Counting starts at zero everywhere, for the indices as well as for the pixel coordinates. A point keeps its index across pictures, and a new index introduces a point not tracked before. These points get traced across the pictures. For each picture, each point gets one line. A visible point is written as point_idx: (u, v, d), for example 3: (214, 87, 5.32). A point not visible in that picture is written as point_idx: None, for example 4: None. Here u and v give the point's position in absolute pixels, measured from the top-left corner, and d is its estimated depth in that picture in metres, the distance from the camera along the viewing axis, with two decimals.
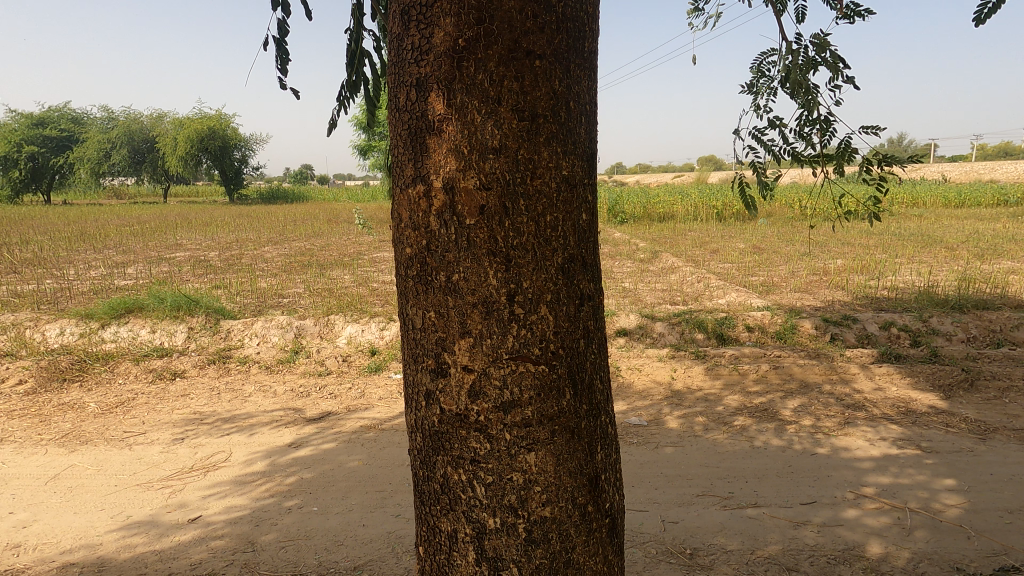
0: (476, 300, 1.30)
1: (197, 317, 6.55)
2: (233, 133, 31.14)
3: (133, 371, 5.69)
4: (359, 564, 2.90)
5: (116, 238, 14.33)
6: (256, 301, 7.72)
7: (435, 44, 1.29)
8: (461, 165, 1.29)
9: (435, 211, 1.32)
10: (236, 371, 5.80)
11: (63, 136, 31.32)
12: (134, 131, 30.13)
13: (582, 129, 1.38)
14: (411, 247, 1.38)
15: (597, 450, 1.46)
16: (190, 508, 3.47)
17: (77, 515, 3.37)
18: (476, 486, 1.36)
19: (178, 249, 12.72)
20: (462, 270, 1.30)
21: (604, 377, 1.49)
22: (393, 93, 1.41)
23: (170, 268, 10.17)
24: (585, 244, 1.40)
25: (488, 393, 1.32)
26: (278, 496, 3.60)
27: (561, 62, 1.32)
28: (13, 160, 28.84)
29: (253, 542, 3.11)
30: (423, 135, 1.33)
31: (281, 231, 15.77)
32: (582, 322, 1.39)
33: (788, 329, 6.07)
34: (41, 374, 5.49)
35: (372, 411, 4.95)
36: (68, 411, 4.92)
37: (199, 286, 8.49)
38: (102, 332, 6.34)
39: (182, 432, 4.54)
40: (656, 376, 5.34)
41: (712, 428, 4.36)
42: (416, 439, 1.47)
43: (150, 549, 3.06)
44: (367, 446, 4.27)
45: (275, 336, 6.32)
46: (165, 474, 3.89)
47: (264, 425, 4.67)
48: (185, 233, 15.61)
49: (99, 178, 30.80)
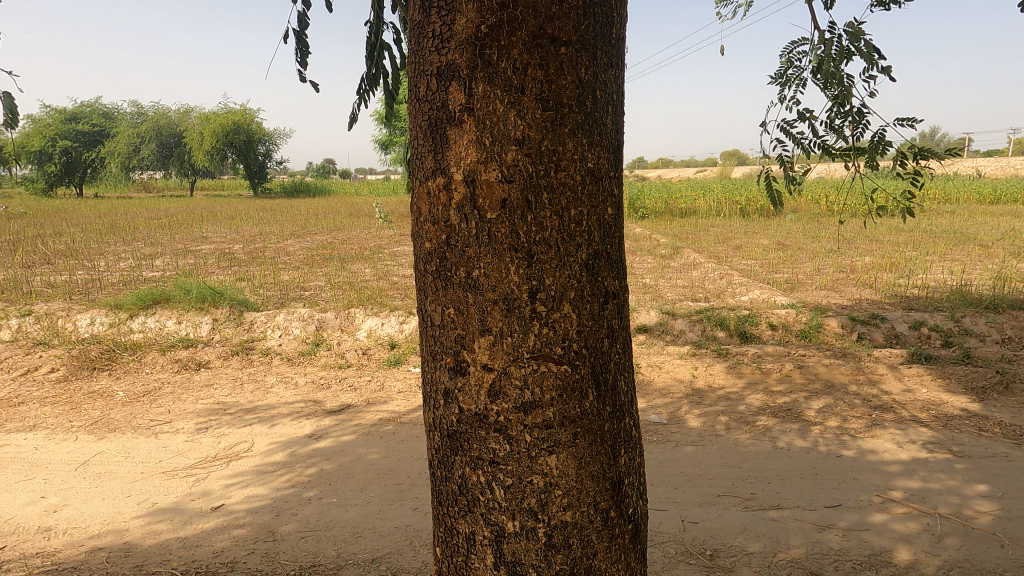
0: (496, 297, 1.26)
1: (221, 308, 6.65)
2: (258, 128, 31.61)
3: (160, 361, 5.81)
4: (378, 556, 2.91)
5: (147, 230, 14.72)
6: (277, 294, 7.80)
7: (456, 31, 1.25)
8: (483, 157, 1.24)
9: (455, 205, 1.28)
10: (258, 362, 5.87)
11: (94, 130, 31.93)
12: (162, 125, 30.84)
13: (608, 120, 1.33)
14: (431, 241, 1.34)
15: (620, 453, 1.41)
16: (213, 496, 3.51)
17: (106, 500, 3.44)
18: (495, 488, 1.32)
19: (204, 242, 12.98)
20: (482, 266, 1.26)
21: (628, 378, 1.44)
22: (412, 83, 1.37)
23: (196, 261, 10.35)
24: (611, 239, 1.34)
25: (508, 393, 1.28)
26: (298, 487, 3.63)
27: (587, 49, 1.26)
28: (48, 153, 29.90)
29: (274, 531, 3.14)
30: (444, 126, 1.28)
31: (304, 225, 15.98)
32: (606, 320, 1.34)
33: (813, 327, 5.92)
34: (73, 363, 5.63)
35: (390, 404, 4.96)
36: (97, 399, 5.03)
37: (224, 279, 8.61)
38: (130, 322, 6.48)
39: (206, 421, 4.61)
40: (676, 373, 5.25)
41: (734, 428, 4.26)
42: (434, 438, 1.43)
43: (175, 536, 3.11)
44: (386, 439, 4.28)
45: (297, 328, 6.39)
46: (189, 463, 3.94)
47: (285, 417, 4.71)
48: (212, 225, 15.93)
49: (128, 172, 31.55)
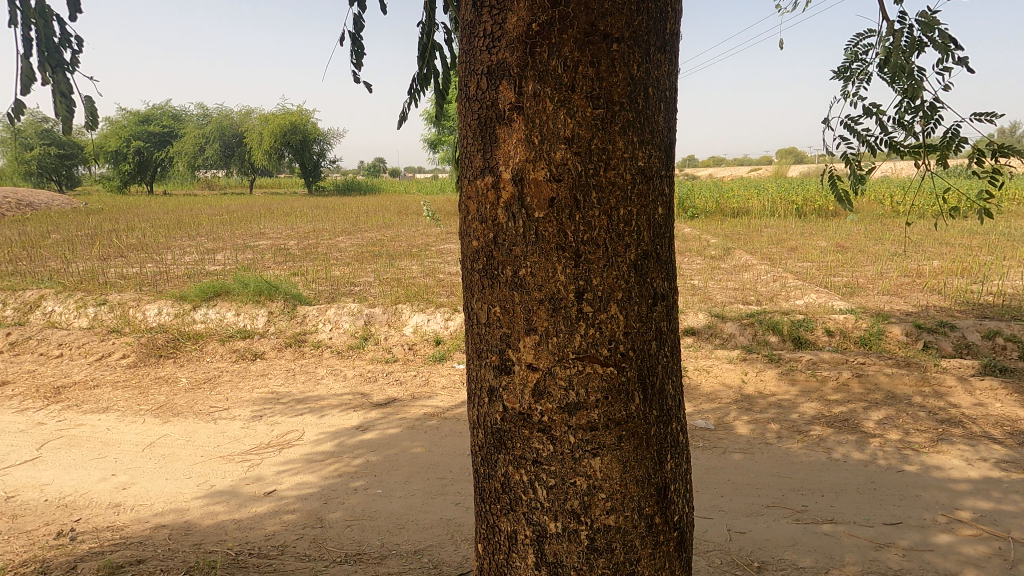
0: (543, 296, 1.25)
1: (276, 302, 6.93)
2: (314, 128, 32.73)
3: (219, 351, 6.11)
4: (420, 548, 2.96)
5: (210, 226, 15.51)
6: (328, 289, 8.06)
7: (506, 30, 1.25)
8: (532, 155, 1.24)
9: (503, 204, 1.28)
10: (310, 354, 6.08)
11: (164, 131, 33.87)
12: (225, 126, 32.38)
13: (660, 117, 1.30)
14: (478, 239, 1.34)
15: (666, 459, 1.38)
16: (266, 482, 3.67)
17: (169, 481, 3.65)
18: (538, 488, 1.31)
19: (262, 237, 13.55)
20: (529, 265, 1.26)
21: (676, 382, 1.40)
22: (462, 82, 1.38)
23: (254, 256, 10.82)
24: (660, 239, 1.32)
25: (553, 393, 1.27)
26: (345, 476, 3.74)
27: (639, 46, 1.24)
28: (123, 153, 31.94)
29: (322, 518, 3.24)
30: (493, 125, 1.29)
31: (355, 222, 16.43)
32: (654, 322, 1.31)
33: (874, 334, 5.62)
34: (142, 350, 6.00)
35: (434, 399, 5.04)
36: (163, 384, 5.35)
37: (279, 273, 8.97)
38: (194, 313, 6.84)
39: (261, 410, 4.81)
40: (725, 378, 5.09)
41: (786, 437, 4.10)
42: (478, 435, 1.43)
43: (230, 517, 3.26)
44: (430, 433, 4.35)
45: (347, 322, 6.58)
46: (244, 448, 4.13)
47: (334, 408, 4.86)
48: (268, 222, 16.61)
49: (194, 171, 33.30)
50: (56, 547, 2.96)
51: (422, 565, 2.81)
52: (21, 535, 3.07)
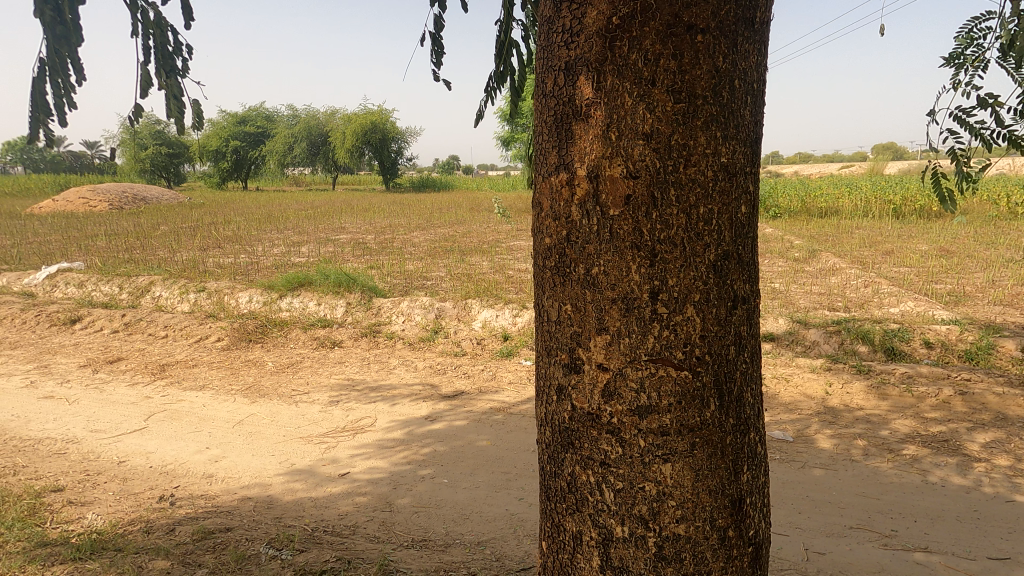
0: (616, 296, 1.23)
1: (354, 293, 7.26)
2: (392, 127, 33.96)
3: (302, 338, 6.49)
4: (483, 539, 3.01)
5: (296, 220, 16.51)
6: (402, 282, 8.35)
7: (586, 24, 1.23)
8: (608, 152, 1.22)
9: (577, 201, 1.27)
10: (384, 344, 6.33)
11: (258, 132, 36.36)
12: (312, 126, 34.25)
13: (746, 111, 1.24)
14: (551, 237, 1.34)
15: (743, 470, 1.31)
16: (340, 464, 3.86)
17: (255, 457, 3.93)
18: (605, 490, 1.29)
19: (342, 232, 14.25)
20: (602, 264, 1.24)
21: (756, 389, 1.33)
22: (539, 79, 1.37)
23: (335, 249, 11.39)
24: (743, 240, 1.25)
25: (623, 395, 1.24)
26: (414, 464, 3.86)
27: (726, 36, 1.18)
28: (222, 152, 34.59)
29: (391, 503, 3.37)
30: (570, 121, 1.28)
31: (429, 218, 16.90)
32: (733, 326, 1.25)
33: (982, 349, 5.09)
34: (234, 334, 6.48)
35: (501, 394, 5.10)
36: (252, 367, 5.75)
37: (357, 266, 9.39)
38: (280, 301, 7.31)
39: (338, 395, 5.07)
40: (806, 388, 4.80)
41: (875, 455, 3.80)
42: (545, 433, 1.43)
43: (308, 495, 3.46)
44: (495, 428, 4.40)
45: (419, 315, 6.78)
46: (322, 431, 4.37)
47: (405, 397, 5.03)
48: (349, 217, 17.43)
49: (283, 169, 35.51)
50: (158, 509, 3.26)
51: (484, 556, 2.86)
52: (130, 497, 3.41)
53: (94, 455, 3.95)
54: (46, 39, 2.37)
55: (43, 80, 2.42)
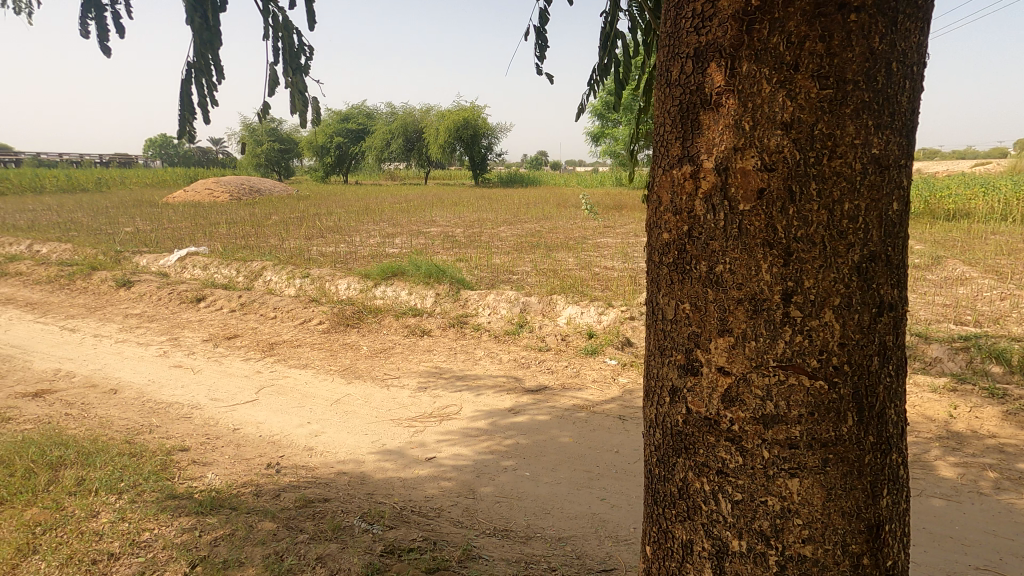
0: (742, 296, 1.15)
1: (443, 285, 7.49)
2: (484, 123, 34.61)
3: (394, 325, 6.79)
4: (564, 536, 3.01)
5: (391, 213, 17.30)
6: (489, 275, 8.49)
7: (720, 7, 1.16)
8: (740, 143, 1.14)
9: (702, 194, 1.20)
10: (470, 335, 6.47)
11: (360, 129, 38.46)
12: (408, 122, 35.69)
13: (903, 98, 1.12)
14: (670, 232, 1.28)
15: (881, 493, 1.19)
16: (427, 448, 4.00)
17: (350, 434, 4.17)
18: (721, 500, 1.22)
19: (433, 225, 14.75)
20: (728, 261, 1.17)
21: (899, 405, 1.21)
22: (662, 66, 1.31)
23: (426, 241, 11.81)
24: (893, 240, 1.14)
25: (746, 401, 1.17)
26: (497, 454, 3.92)
27: (884, 14, 1.07)
28: (327, 147, 36.95)
29: (474, 490, 3.45)
30: (698, 110, 1.21)
31: (516, 213, 17.07)
32: (878, 334, 1.14)
33: None
34: (334, 318, 6.91)
35: (584, 391, 5.04)
36: (348, 350, 6.10)
37: (446, 259, 9.67)
38: (375, 289, 7.69)
39: (426, 382, 5.25)
40: (926, 409, 4.32)
41: (1011, 489, 3.35)
42: (654, 435, 1.38)
43: (397, 475, 3.62)
44: (578, 425, 4.36)
45: (504, 308, 6.87)
46: (411, 415, 4.55)
47: (489, 388, 5.12)
48: (439, 211, 18.00)
49: (380, 164, 37.32)
50: (266, 475, 3.56)
51: (565, 553, 2.84)
52: (242, 461, 3.75)
53: (213, 421, 4.38)
54: (197, 43, 2.64)
55: (190, 82, 2.73)
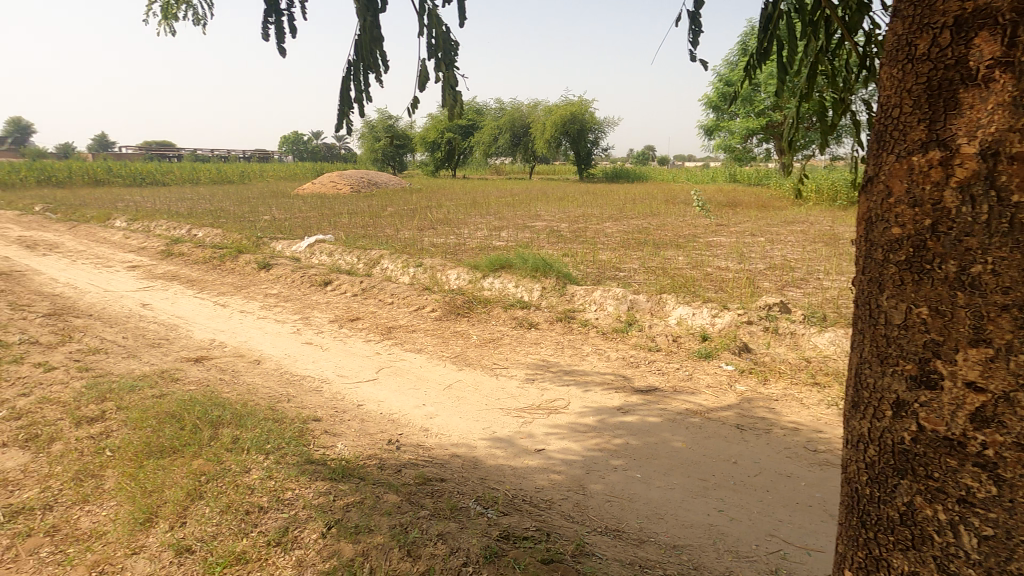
0: (1007, 301, 1.07)
1: (550, 279, 7.48)
2: (591, 118, 34.14)
3: (502, 316, 6.90)
4: (679, 544, 2.87)
5: (497, 207, 17.63)
6: (595, 271, 8.35)
7: None
8: (1015, 120, 1.07)
9: (955, 184, 1.14)
10: (577, 331, 6.41)
11: (469, 124, 39.57)
12: (516, 118, 36.11)
13: None
14: (906, 227, 1.22)
15: None
16: (536, 439, 4.01)
17: (463, 419, 4.31)
18: (963, 534, 1.13)
19: (538, 219, 14.80)
20: (988, 264, 1.09)
21: None
22: (907, 43, 1.26)
23: (531, 236, 11.89)
24: None
25: (1006, 423, 1.07)
26: (606, 452, 3.83)
27: None
28: (438, 143, 38.44)
29: (584, 486, 3.40)
30: (956, 88, 1.15)
31: (622, 209, 16.65)
32: None
33: None
34: (445, 306, 7.16)
35: (698, 396, 4.79)
36: (459, 338, 6.30)
37: (552, 253, 9.66)
38: (484, 280, 7.86)
39: (534, 374, 5.28)
40: None
41: None
42: (867, 450, 1.31)
43: (508, 463, 3.67)
44: (692, 431, 4.15)
45: (612, 305, 6.72)
46: (520, 406, 4.59)
47: (597, 385, 5.03)
48: (544, 205, 18.03)
49: (487, 158, 38.17)
50: (388, 450, 3.77)
51: (681, 562, 2.72)
52: (366, 436, 4.00)
53: (340, 396, 4.72)
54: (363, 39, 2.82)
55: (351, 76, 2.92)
